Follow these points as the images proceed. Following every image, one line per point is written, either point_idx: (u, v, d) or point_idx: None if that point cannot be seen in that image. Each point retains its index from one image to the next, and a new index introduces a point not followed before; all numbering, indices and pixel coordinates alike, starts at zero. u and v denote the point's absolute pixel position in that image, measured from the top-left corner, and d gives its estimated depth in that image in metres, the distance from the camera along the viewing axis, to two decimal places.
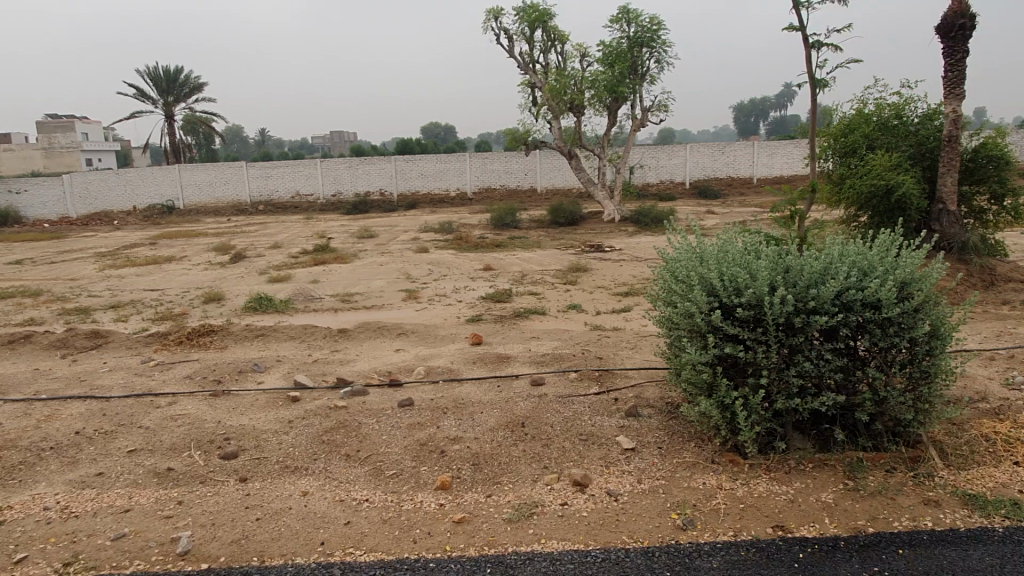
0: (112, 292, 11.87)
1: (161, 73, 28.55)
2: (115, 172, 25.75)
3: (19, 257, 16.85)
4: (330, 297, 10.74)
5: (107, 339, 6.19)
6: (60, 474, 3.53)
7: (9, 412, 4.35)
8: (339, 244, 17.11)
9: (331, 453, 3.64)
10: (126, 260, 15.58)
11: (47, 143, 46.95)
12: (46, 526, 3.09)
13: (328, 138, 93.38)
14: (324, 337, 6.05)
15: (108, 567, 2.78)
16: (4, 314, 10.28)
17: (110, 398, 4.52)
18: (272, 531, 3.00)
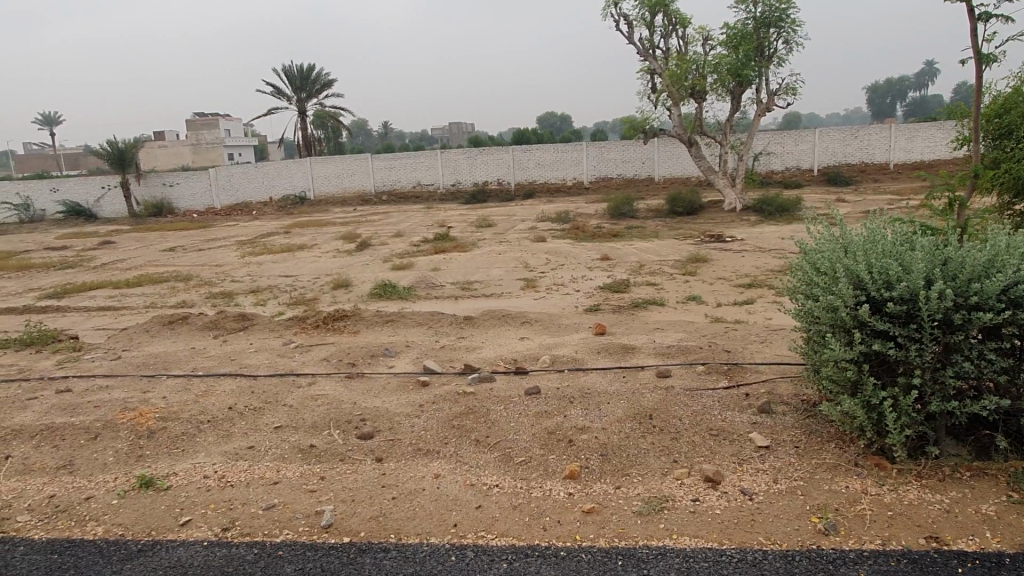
0: (252, 278, 12.69)
1: (295, 71, 30.20)
2: (254, 166, 27.48)
3: (172, 245, 18.36)
4: (450, 285, 11.01)
5: (253, 321, 6.63)
6: (216, 446, 3.82)
7: (171, 386, 4.76)
8: (458, 233, 17.46)
9: (461, 438, 3.74)
10: (263, 248, 16.61)
11: (196, 140, 50.91)
12: (206, 493, 3.35)
13: (447, 130, 95.53)
14: (450, 323, 6.21)
15: (261, 535, 2.98)
16: (161, 296, 11.23)
17: (257, 376, 4.85)
18: (407, 510, 3.12)
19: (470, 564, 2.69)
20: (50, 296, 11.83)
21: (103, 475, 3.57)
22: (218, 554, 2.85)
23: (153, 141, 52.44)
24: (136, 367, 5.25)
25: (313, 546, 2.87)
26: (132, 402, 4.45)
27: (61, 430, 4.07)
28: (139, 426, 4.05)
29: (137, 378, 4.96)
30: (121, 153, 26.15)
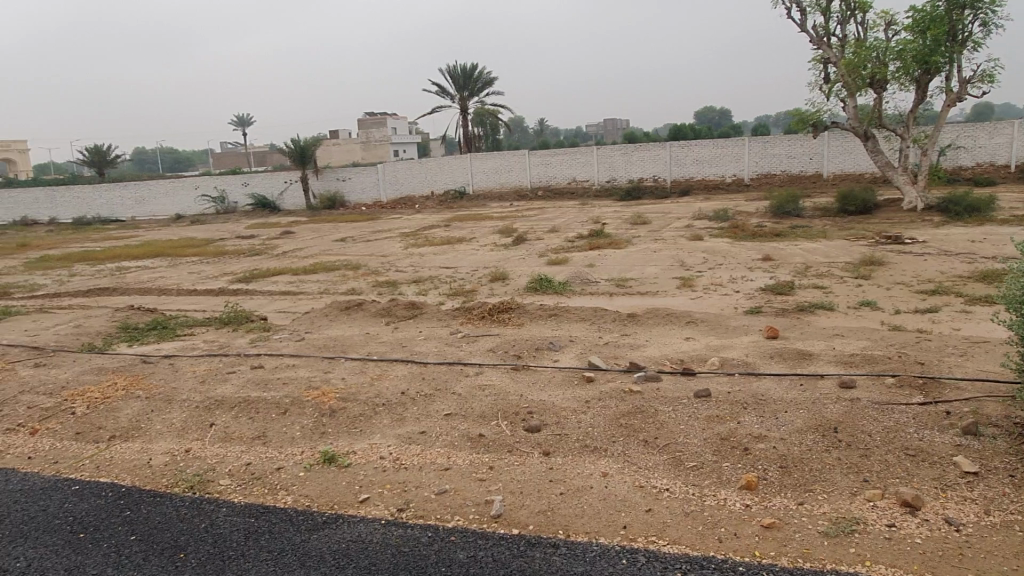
0: (415, 268, 13.28)
1: (458, 70, 31.21)
2: (418, 162, 28.77)
3: (343, 236, 19.64)
4: (605, 281, 10.92)
5: (422, 310, 6.92)
6: (391, 428, 4.00)
7: (350, 368, 5.06)
8: (613, 230, 17.31)
9: (630, 437, 3.66)
10: (425, 240, 17.35)
11: (366, 137, 54.21)
12: (383, 473, 3.51)
13: (602, 126, 95.05)
14: (613, 320, 6.14)
15: (435, 518, 3.07)
16: (334, 283, 12.03)
17: (427, 363, 5.03)
18: (576, 507, 3.10)
19: (642, 570, 2.61)
20: (241, 280, 13.03)
21: (292, 448, 3.86)
22: (395, 533, 2.96)
23: (327, 139, 56.38)
24: (318, 348, 5.63)
25: (484, 535, 2.91)
26: (316, 381, 4.77)
27: (257, 403, 4.43)
28: (322, 404, 4.33)
29: (320, 358, 5.32)
30: (302, 151, 28.33)
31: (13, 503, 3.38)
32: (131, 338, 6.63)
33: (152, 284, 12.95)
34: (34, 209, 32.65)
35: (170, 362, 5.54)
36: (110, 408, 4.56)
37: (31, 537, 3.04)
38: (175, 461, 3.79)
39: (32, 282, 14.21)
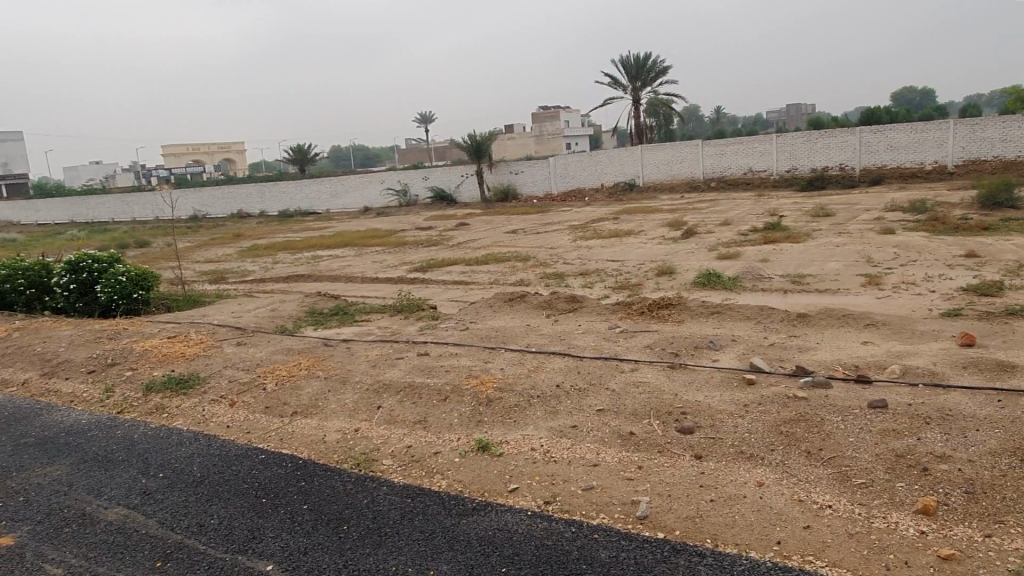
0: (582, 261, 13.33)
1: (631, 60, 30.78)
2: (589, 155, 28.78)
3: (514, 228, 20.13)
4: (780, 277, 10.32)
5: (582, 303, 6.92)
6: (543, 421, 4.05)
7: (508, 358, 5.18)
8: (791, 223, 16.30)
9: (791, 446, 3.45)
10: (594, 232, 17.36)
11: (539, 130, 55.08)
12: (533, 465, 3.57)
13: (785, 112, 89.63)
14: (782, 320, 5.79)
15: (579, 514, 3.07)
16: (503, 274, 12.37)
17: (583, 358, 5.03)
18: (727, 515, 2.96)
19: None
20: (418, 269, 13.76)
21: (450, 434, 4.02)
22: (540, 526, 3.00)
23: (502, 133, 57.95)
24: (480, 338, 5.82)
25: (629, 536, 2.87)
26: (476, 370, 4.93)
27: (420, 388, 4.66)
28: (480, 393, 4.46)
29: (480, 348, 5.49)
30: (478, 146, 29.37)
31: (211, 466, 3.81)
32: (317, 322, 7.23)
33: (341, 272, 14.05)
34: (247, 204, 36.51)
35: (347, 346, 5.96)
36: (295, 386, 4.99)
37: (222, 498, 3.41)
38: (346, 439, 4.09)
39: (243, 268, 15.91)
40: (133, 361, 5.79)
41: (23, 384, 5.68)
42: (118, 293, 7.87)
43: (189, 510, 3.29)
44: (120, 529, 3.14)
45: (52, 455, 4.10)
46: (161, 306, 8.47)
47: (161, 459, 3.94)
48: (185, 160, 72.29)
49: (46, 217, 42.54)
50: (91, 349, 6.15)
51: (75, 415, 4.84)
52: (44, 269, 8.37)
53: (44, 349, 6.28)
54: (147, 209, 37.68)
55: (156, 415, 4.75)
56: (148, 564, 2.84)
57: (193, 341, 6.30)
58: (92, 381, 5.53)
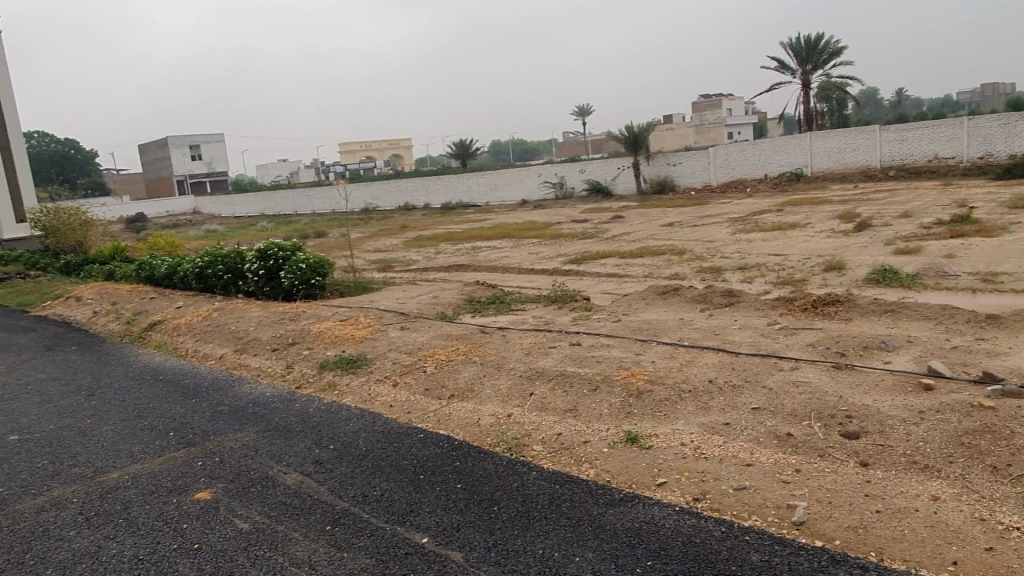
0: (741, 255, 12.80)
1: (801, 43, 28.99)
2: (752, 143, 27.48)
3: (671, 221, 19.68)
4: (968, 275, 9.34)
5: (740, 298, 6.67)
6: (695, 416, 3.97)
7: (660, 351, 5.11)
8: (984, 215, 14.67)
9: (972, 460, 3.14)
10: (756, 226, 16.59)
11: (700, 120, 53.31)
12: (682, 460, 3.51)
13: (982, 93, 80.52)
14: (967, 321, 5.26)
15: (730, 514, 2.99)
16: (659, 267, 12.15)
17: (740, 354, 4.86)
18: (895, 528, 2.77)
19: None
20: (572, 261, 13.84)
21: (599, 424, 4.05)
22: (688, 522, 2.95)
23: (661, 123, 56.73)
24: (632, 331, 5.78)
25: (783, 541, 2.76)
26: (626, 362, 4.91)
27: (571, 377, 4.71)
28: (630, 385, 4.43)
29: (632, 341, 5.45)
30: (635, 137, 28.99)
31: (375, 441, 4.09)
32: (475, 310, 7.50)
33: (497, 263, 14.43)
34: (413, 197, 38.38)
35: (502, 334, 6.13)
36: (452, 369, 5.22)
37: (384, 471, 3.65)
38: (498, 424, 4.23)
39: (408, 257, 16.79)
40: (311, 341, 6.32)
41: (220, 357, 6.38)
42: (299, 279, 8.59)
43: (356, 481, 3.56)
44: (297, 493, 3.46)
45: (241, 422, 4.58)
46: (335, 292, 9.14)
47: (332, 432, 4.28)
48: (358, 156, 77.31)
49: (241, 210, 47.17)
50: (275, 328, 6.78)
51: (261, 388, 5.37)
52: (239, 256, 9.32)
53: (237, 328, 7.00)
54: (325, 202, 40.67)
55: (328, 391, 5.16)
56: (319, 526, 3.11)
57: (362, 324, 6.75)
58: (276, 358, 6.10)
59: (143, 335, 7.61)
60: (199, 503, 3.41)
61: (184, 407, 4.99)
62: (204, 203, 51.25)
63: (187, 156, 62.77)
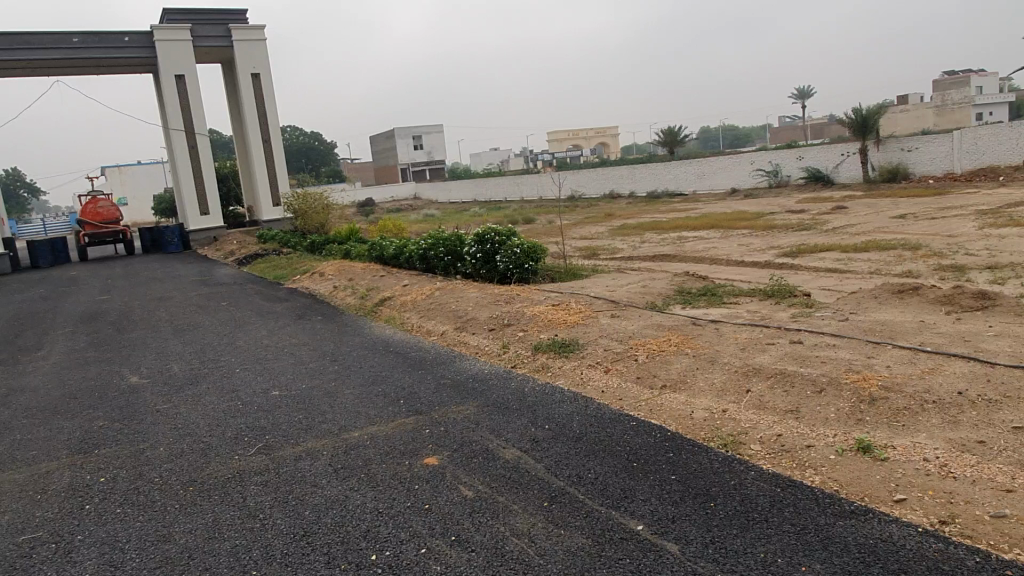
0: (991, 252, 11.27)
1: None
2: (1008, 124, 23.71)
3: (903, 212, 17.82)
4: None
5: (994, 302, 5.88)
6: (940, 430, 3.58)
7: (896, 356, 4.66)
8: None
9: None
10: (1010, 219, 14.50)
11: (942, 100, 47.58)
12: (925, 478, 3.19)
13: None
14: None
15: (985, 543, 2.67)
16: (888, 263, 11.07)
17: (997, 365, 4.29)
18: None
19: None
20: (788, 254, 13.01)
21: (825, 429, 3.79)
22: (933, 546, 2.68)
23: (895, 104, 51.35)
24: (862, 332, 5.33)
25: None
26: (856, 364, 4.54)
27: (793, 377, 4.45)
28: (862, 389, 4.10)
29: (862, 342, 5.02)
30: (864, 120, 26.54)
31: (588, 425, 4.17)
32: (685, 301, 7.33)
33: (705, 254, 13.99)
34: (619, 184, 38.22)
35: (716, 326, 5.93)
36: (664, 360, 5.15)
37: (598, 455, 3.71)
38: (713, 419, 4.12)
39: (613, 245, 16.80)
40: (525, 323, 6.57)
41: (442, 334, 6.85)
42: (513, 264, 8.94)
43: (571, 462, 3.65)
44: (515, 468, 3.63)
45: (463, 395, 4.89)
46: (546, 277, 9.39)
47: (547, 413, 4.43)
48: (566, 144, 78.54)
49: (456, 196, 50.01)
50: (492, 309, 7.13)
51: (479, 365, 5.69)
52: (459, 240, 9.91)
53: (457, 307, 7.46)
54: (532, 190, 41.78)
55: (542, 373, 5.35)
56: (537, 502, 3.24)
57: (573, 309, 6.89)
58: (492, 338, 6.43)
59: (375, 310, 8.37)
60: (429, 467, 3.70)
61: (412, 378, 5.43)
62: (423, 190, 55.02)
63: (410, 146, 67.69)
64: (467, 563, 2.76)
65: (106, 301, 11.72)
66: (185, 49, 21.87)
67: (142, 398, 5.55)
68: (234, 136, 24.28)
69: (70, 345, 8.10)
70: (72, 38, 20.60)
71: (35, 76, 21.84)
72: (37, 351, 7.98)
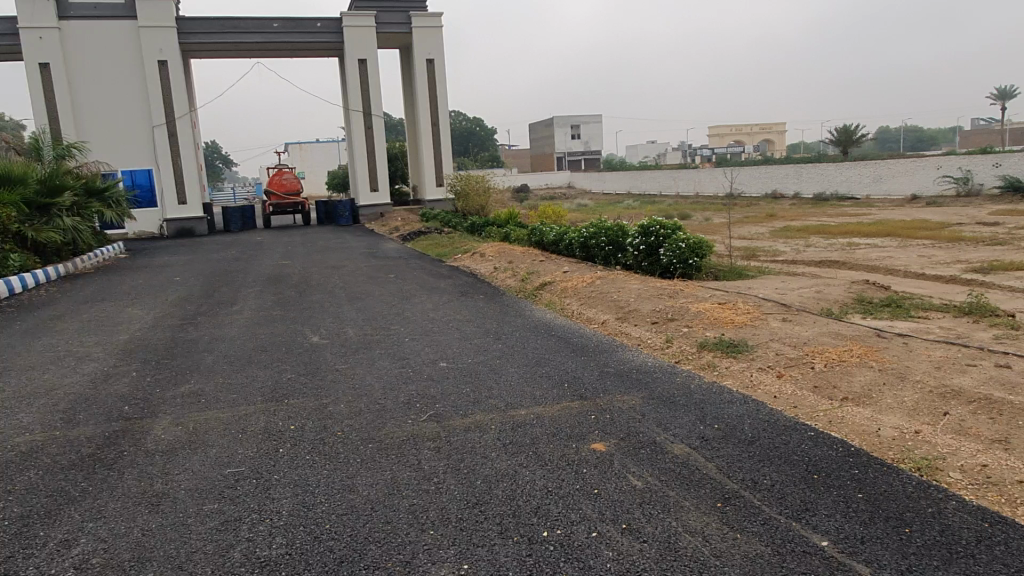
0: None
1: None
2: None
3: None
4: None
5: None
6: None
7: None
8: None
9: None
10: None
11: None
12: None
13: None
14: None
15: None
16: None
17: None
18: None
19: None
20: (979, 270, 11.78)
21: None
22: None
23: None
24: None
25: None
26: None
27: (1001, 404, 4.00)
28: None
29: None
30: None
31: (762, 429, 3.99)
32: (866, 311, 6.83)
33: (881, 263, 12.96)
34: (782, 184, 36.22)
35: (904, 340, 5.46)
36: (846, 371, 4.82)
37: (774, 462, 3.54)
38: (904, 439, 3.80)
39: (777, 247, 15.98)
40: (690, 319, 6.40)
41: (603, 323, 6.83)
42: (677, 258, 8.72)
43: (744, 465, 3.51)
44: (686, 464, 3.54)
45: (627, 385, 4.85)
46: (710, 275, 9.10)
47: (716, 412, 4.29)
48: (727, 140, 75.71)
49: (609, 187, 49.74)
50: (655, 302, 7.01)
51: (643, 357, 5.61)
52: (621, 230, 9.83)
53: (619, 298, 7.40)
54: (689, 185, 40.55)
55: (708, 371, 5.19)
56: (711, 501, 3.14)
57: (742, 309, 6.61)
58: (655, 331, 6.32)
59: (535, 293, 8.49)
60: (596, 453, 3.70)
61: (575, 362, 5.46)
62: (577, 179, 55.13)
63: (568, 135, 68.10)
64: (639, 553, 2.73)
65: (288, 265, 12.72)
66: (368, 35, 23.18)
67: (323, 357, 5.97)
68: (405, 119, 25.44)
69: (259, 302, 8.88)
70: (272, 23, 22.43)
71: (239, 57, 24.03)
72: (232, 305, 8.81)
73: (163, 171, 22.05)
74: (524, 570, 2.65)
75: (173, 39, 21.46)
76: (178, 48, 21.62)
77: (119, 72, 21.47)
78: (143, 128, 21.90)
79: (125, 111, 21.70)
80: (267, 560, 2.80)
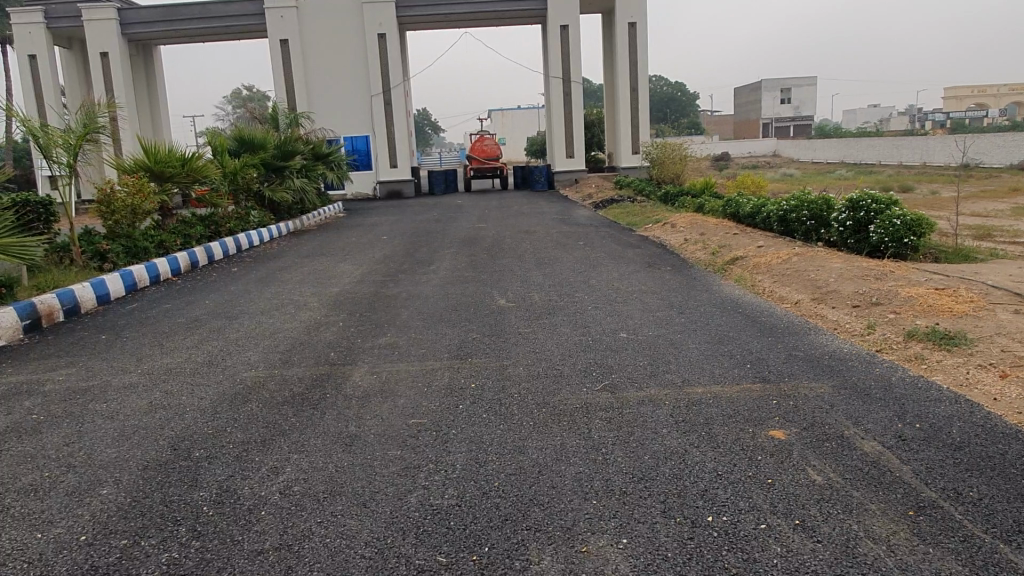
0: None
1: None
2: None
3: None
4: None
5: None
6: None
7: None
8: None
9: None
10: None
11: None
12: None
13: None
14: None
15: None
16: None
17: None
18: None
19: None
20: None
21: None
22: None
23: None
24: None
25: None
26: None
27: None
28: None
29: None
30: None
31: (974, 435, 3.54)
32: None
33: None
34: None
35: None
36: None
37: (985, 473, 3.14)
38: None
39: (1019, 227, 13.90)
40: (898, 305, 5.81)
41: (796, 303, 6.40)
42: (890, 236, 7.90)
43: (946, 473, 3.15)
44: (876, 464, 3.25)
45: (818, 372, 4.53)
46: (929, 256, 8.15)
47: (920, 411, 3.88)
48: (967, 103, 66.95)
49: (820, 156, 46.12)
50: (859, 284, 6.44)
51: (838, 343, 5.19)
52: (826, 204, 9.08)
53: (818, 277, 6.89)
54: (914, 154, 36.38)
55: (915, 364, 4.69)
56: (901, 508, 2.86)
57: (963, 297, 5.87)
58: (855, 315, 5.81)
59: (725, 268, 8.15)
60: (774, 440, 3.51)
61: (761, 343, 5.19)
62: (784, 147, 51.73)
63: (777, 100, 63.87)
64: (811, 554, 2.57)
65: (483, 228, 13.24)
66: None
67: (507, 319, 6.19)
68: (604, 84, 25.21)
69: (454, 263, 9.35)
70: None
71: (449, 28, 25.04)
72: (429, 265, 9.35)
73: (377, 137, 23.73)
74: (683, 553, 2.59)
75: (390, 12, 22.90)
76: (395, 21, 23.03)
77: (345, 46, 23.36)
78: (362, 97, 23.69)
79: (348, 81, 23.59)
80: (439, 509, 2.99)
